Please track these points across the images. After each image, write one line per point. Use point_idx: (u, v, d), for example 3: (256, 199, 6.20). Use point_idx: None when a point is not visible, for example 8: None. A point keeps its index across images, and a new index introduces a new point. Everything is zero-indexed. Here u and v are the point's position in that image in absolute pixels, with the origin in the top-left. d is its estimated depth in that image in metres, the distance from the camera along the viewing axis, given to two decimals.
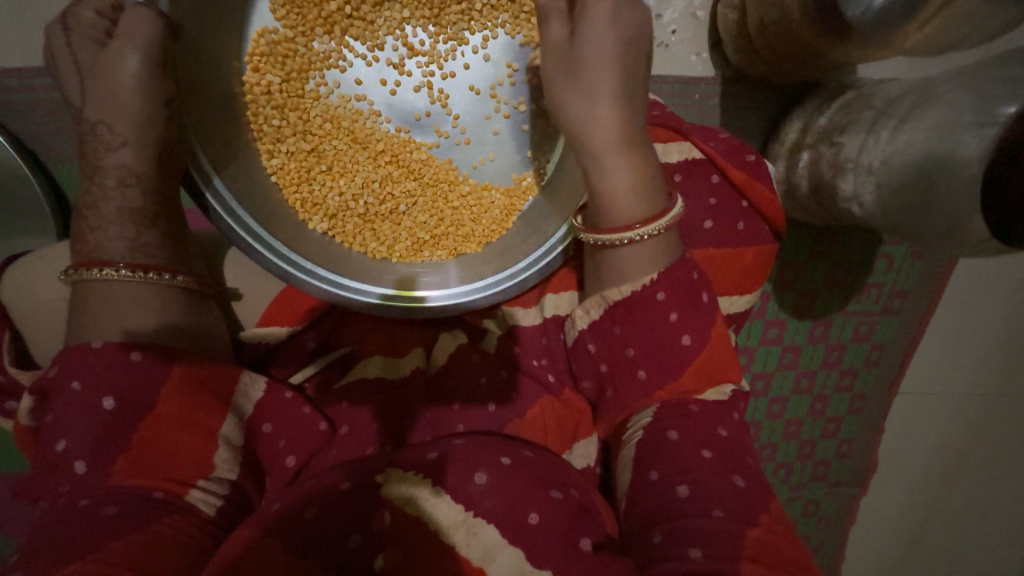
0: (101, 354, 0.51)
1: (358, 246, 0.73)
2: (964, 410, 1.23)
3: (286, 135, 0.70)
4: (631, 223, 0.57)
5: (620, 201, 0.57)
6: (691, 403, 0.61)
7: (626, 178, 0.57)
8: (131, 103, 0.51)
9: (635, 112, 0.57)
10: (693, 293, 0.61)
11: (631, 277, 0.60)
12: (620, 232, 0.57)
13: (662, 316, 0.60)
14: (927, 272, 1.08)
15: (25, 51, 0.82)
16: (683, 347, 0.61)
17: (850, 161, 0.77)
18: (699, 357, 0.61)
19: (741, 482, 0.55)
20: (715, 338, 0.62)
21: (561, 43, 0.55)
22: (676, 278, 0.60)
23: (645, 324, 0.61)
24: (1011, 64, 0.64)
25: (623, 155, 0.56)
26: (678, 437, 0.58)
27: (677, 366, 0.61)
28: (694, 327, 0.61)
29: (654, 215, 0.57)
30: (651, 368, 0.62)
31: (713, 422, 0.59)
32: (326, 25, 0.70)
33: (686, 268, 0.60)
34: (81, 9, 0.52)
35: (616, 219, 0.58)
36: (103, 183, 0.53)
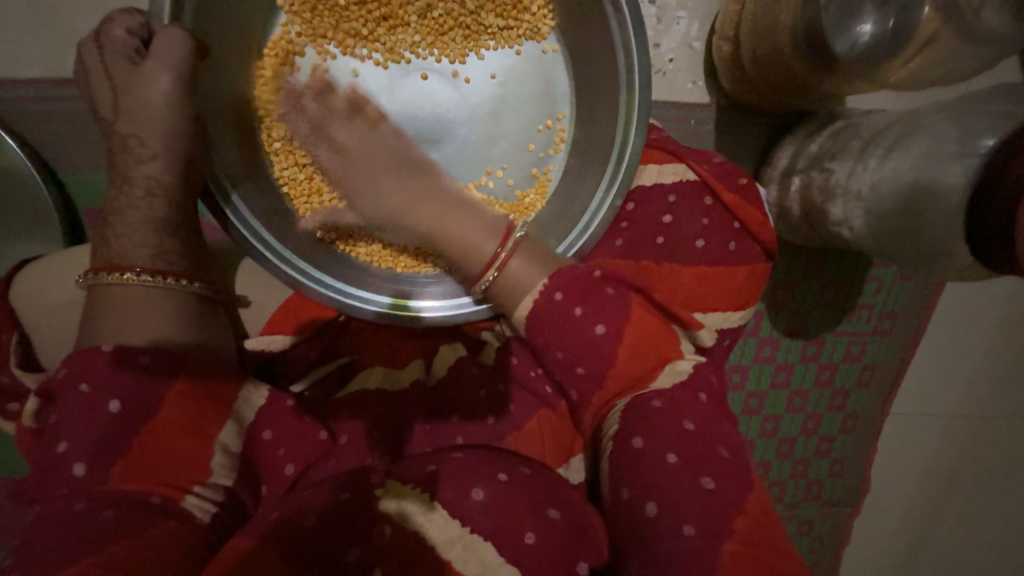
0: (110, 357, 0.52)
1: (363, 255, 0.74)
2: (954, 431, 1.25)
3: (296, 145, 0.72)
4: (488, 256, 0.61)
5: (470, 243, 0.61)
6: (652, 399, 0.59)
7: (462, 228, 0.62)
8: (164, 120, 0.54)
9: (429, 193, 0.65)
10: (593, 284, 0.61)
11: (529, 287, 0.61)
12: (485, 272, 0.61)
13: (568, 313, 0.60)
14: (915, 294, 1.11)
15: (45, 63, 0.84)
16: (603, 339, 0.60)
17: (840, 186, 0.81)
18: (626, 343, 0.60)
19: (710, 484, 0.53)
20: (634, 319, 0.61)
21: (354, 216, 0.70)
22: (567, 277, 0.61)
23: (559, 327, 0.60)
24: (991, 100, 0.68)
25: (447, 217, 0.63)
26: (642, 445, 0.56)
27: (609, 359, 0.61)
28: (606, 315, 0.60)
29: (501, 238, 0.61)
30: (587, 364, 0.61)
31: (678, 415, 0.57)
32: (340, 44, 0.72)
33: (577, 269, 0.62)
34: (111, 27, 0.55)
35: (478, 259, 0.61)
36: (132, 193, 0.55)
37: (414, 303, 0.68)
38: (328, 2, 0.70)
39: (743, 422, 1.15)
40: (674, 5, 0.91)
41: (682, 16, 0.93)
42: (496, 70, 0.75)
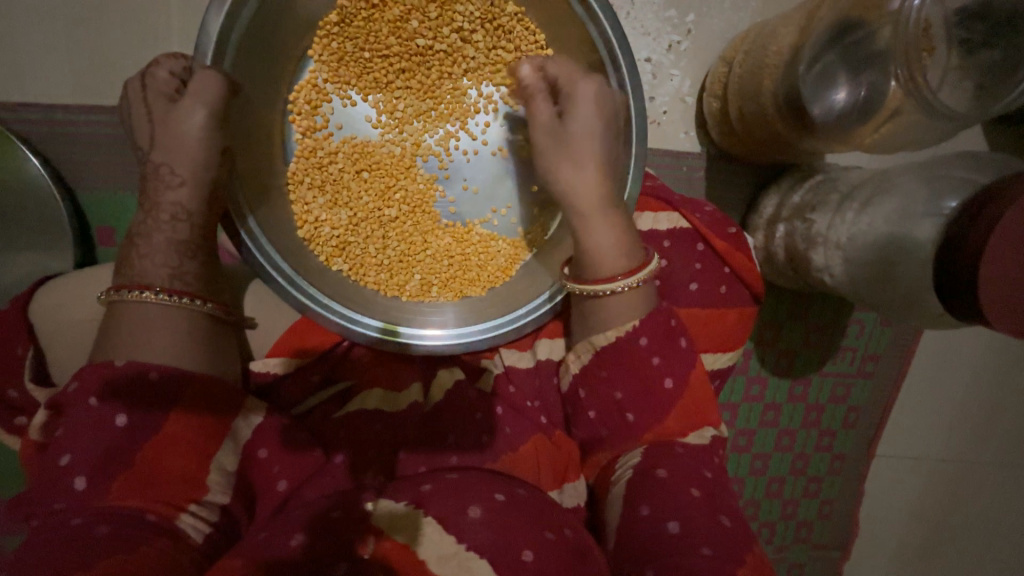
0: (123, 373, 0.54)
1: (371, 283, 0.79)
2: (939, 475, 1.27)
3: (314, 179, 0.77)
4: (615, 274, 0.64)
5: (607, 257, 0.64)
6: (677, 446, 0.66)
7: (611, 238, 0.64)
8: (196, 152, 0.58)
9: (613, 175, 0.66)
10: (673, 341, 0.68)
11: (615, 323, 0.66)
12: (604, 283, 0.64)
13: (646, 360, 0.66)
14: (895, 339, 1.16)
15: (73, 90, 0.88)
16: (667, 391, 0.67)
17: (820, 236, 0.87)
18: (679, 399, 0.68)
19: (726, 522, 0.58)
20: (694, 382, 0.69)
21: (544, 120, 0.67)
22: (659, 325, 0.66)
23: (633, 370, 0.66)
24: (954, 165, 0.74)
25: (600, 216, 0.64)
26: (666, 476, 0.62)
27: (662, 410, 0.68)
28: (674, 371, 0.68)
29: (638, 268, 0.64)
30: (638, 411, 0.68)
31: (700, 464, 0.65)
32: (360, 87, 0.78)
33: (665, 318, 0.67)
34: (157, 69, 0.60)
35: (601, 271, 0.65)
36: (158, 218, 0.58)
37: (411, 331, 0.71)
38: (353, 53, 0.76)
39: (732, 459, 1.17)
40: (668, 64, 0.98)
41: (676, 74, 0.99)
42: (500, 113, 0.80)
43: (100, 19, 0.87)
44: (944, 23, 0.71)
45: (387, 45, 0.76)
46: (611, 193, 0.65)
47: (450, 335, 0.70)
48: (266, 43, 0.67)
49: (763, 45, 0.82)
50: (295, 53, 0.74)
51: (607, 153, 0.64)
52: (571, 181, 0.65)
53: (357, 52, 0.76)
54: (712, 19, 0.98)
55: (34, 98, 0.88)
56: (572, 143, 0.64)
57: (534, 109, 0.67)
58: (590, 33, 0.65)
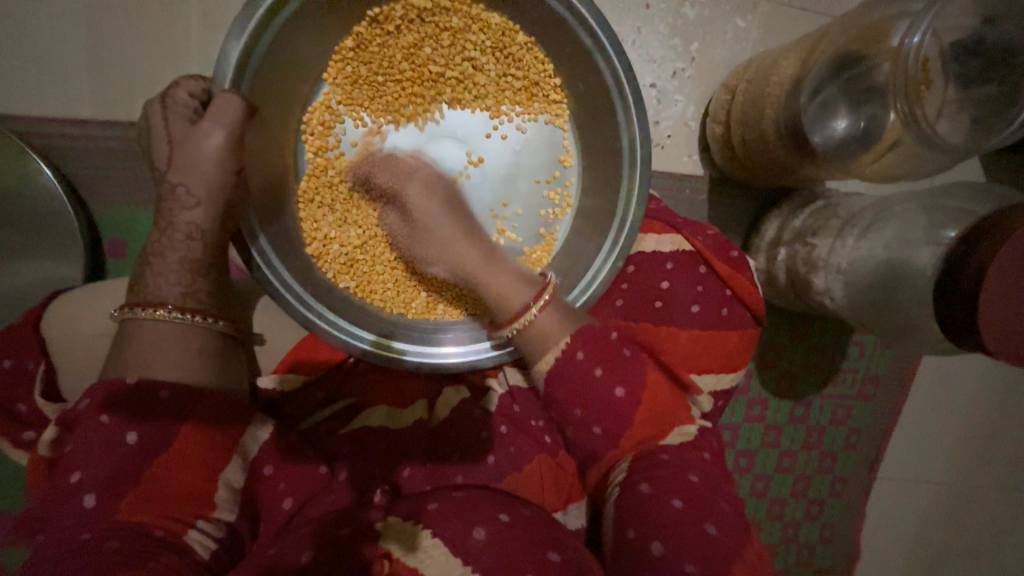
0: (134, 390, 0.54)
1: (378, 300, 0.80)
2: (941, 499, 1.27)
3: (323, 197, 0.79)
4: (522, 306, 0.67)
5: (505, 295, 0.68)
6: (660, 454, 0.63)
7: (502, 283, 0.69)
8: (212, 173, 0.59)
9: (479, 240, 0.74)
10: (614, 348, 0.67)
11: (552, 344, 0.66)
12: (515, 318, 0.67)
13: (584, 374, 0.65)
14: (895, 361, 1.17)
15: (91, 106, 0.90)
16: (621, 399, 0.66)
17: (822, 260, 0.88)
18: (642, 403, 0.66)
19: (712, 529, 0.57)
20: (652, 384, 0.67)
21: (398, 224, 0.77)
22: (589, 336, 0.66)
23: (579, 384, 0.66)
24: (952, 195, 0.76)
25: (489, 269, 0.70)
26: (649, 490, 0.60)
27: (625, 418, 0.66)
28: (624, 379, 0.66)
29: (537, 291, 0.67)
30: (605, 423, 0.66)
31: (683, 469, 0.62)
32: (371, 108, 0.80)
33: (597, 329, 0.67)
34: (177, 90, 0.62)
35: (508, 310, 0.68)
36: (173, 237, 0.59)
37: (415, 348, 0.72)
38: (366, 76, 0.78)
39: (734, 481, 1.17)
40: (672, 90, 1.01)
41: (679, 99, 1.02)
42: (508, 132, 0.82)
43: (119, 38, 0.89)
44: (940, 57, 0.73)
45: (399, 70, 0.78)
46: (487, 252, 0.72)
47: (482, 349, 0.72)
48: (283, 67, 0.69)
49: (766, 74, 0.85)
50: (310, 76, 0.76)
51: (465, 224, 0.74)
52: (450, 247, 0.72)
53: (370, 75, 0.78)
54: (714, 47, 1.01)
55: (53, 114, 0.90)
56: (434, 230, 0.73)
57: (388, 218, 0.78)
58: (597, 60, 0.67)
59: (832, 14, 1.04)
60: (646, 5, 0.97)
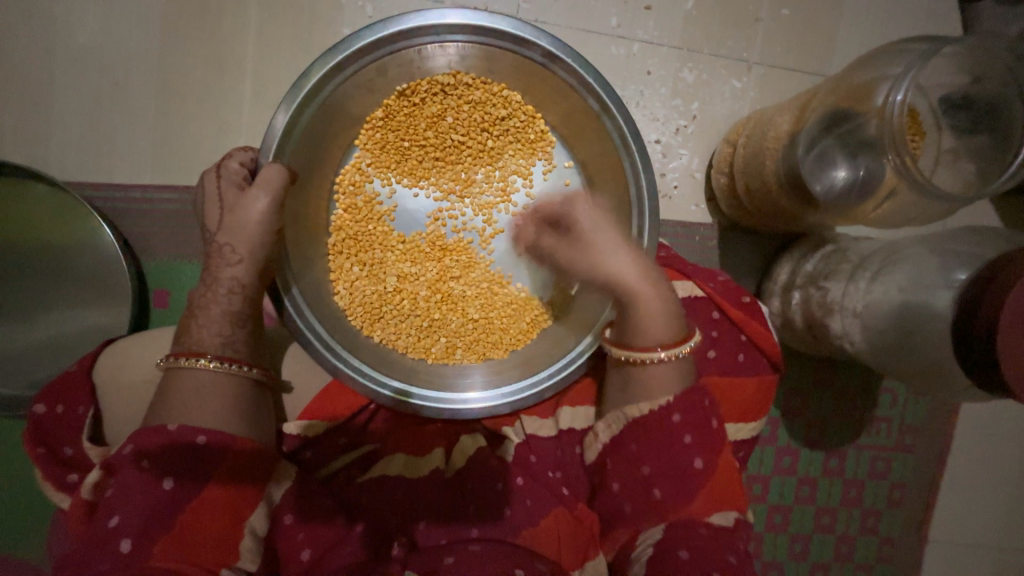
0: (173, 435, 0.58)
1: (400, 345, 0.84)
2: (1000, 563, 1.16)
3: (351, 249, 0.85)
4: (654, 346, 0.68)
5: (648, 327, 0.69)
6: (701, 526, 0.64)
7: (655, 311, 0.69)
8: (255, 233, 0.65)
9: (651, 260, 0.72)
10: (707, 422, 0.68)
11: (649, 397, 0.69)
12: (643, 351, 0.68)
13: (675, 436, 0.67)
14: (932, 409, 1.11)
15: (153, 174, 1.02)
16: (694, 471, 0.67)
17: (837, 303, 0.88)
18: (708, 481, 0.67)
19: None
20: (722, 465, 0.68)
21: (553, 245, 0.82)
22: (692, 401, 0.68)
23: (664, 446, 0.68)
24: (961, 239, 0.77)
25: (645, 289, 0.69)
26: (688, 558, 0.60)
27: (687, 489, 0.67)
28: (704, 451, 0.67)
29: (676, 344, 0.69)
30: (665, 488, 0.67)
31: (722, 546, 0.62)
32: (397, 170, 0.88)
33: (700, 397, 0.69)
34: (229, 160, 0.70)
35: (642, 340, 0.69)
36: (216, 290, 0.64)
37: (437, 394, 0.74)
38: (394, 142, 0.86)
39: (768, 540, 1.10)
40: (677, 144, 1.07)
41: (684, 153, 1.08)
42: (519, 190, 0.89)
43: (181, 116, 1.02)
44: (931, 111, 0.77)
45: (424, 138, 0.87)
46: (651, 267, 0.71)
47: (502, 394, 0.74)
48: (321, 137, 0.77)
49: (763, 130, 0.91)
50: (344, 144, 0.85)
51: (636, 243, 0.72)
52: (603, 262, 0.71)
53: (398, 142, 0.87)
54: (715, 106, 1.08)
55: (120, 181, 1.01)
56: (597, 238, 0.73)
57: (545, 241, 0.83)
58: (606, 123, 0.73)
59: (825, 71, 1.11)
60: (647, 72, 1.06)
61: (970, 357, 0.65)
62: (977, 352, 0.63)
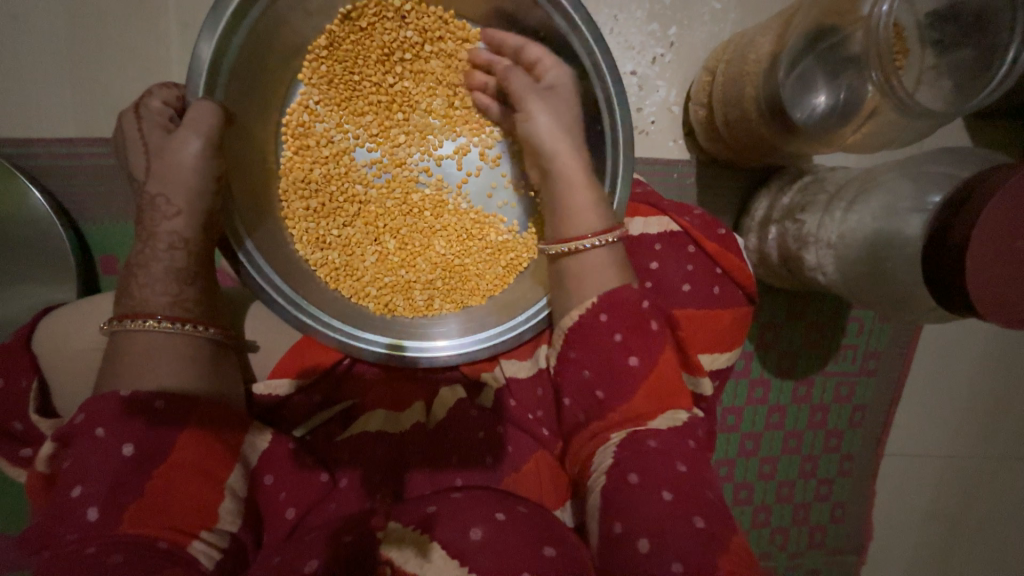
0: (128, 402, 0.54)
1: (372, 299, 0.80)
2: (950, 472, 1.26)
3: (309, 199, 0.79)
4: (583, 232, 0.68)
5: (577, 214, 0.68)
6: (648, 438, 0.64)
7: (581, 195, 0.68)
8: (190, 179, 0.59)
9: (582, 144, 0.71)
10: (640, 328, 0.68)
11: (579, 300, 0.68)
12: (570, 241, 0.68)
13: (607, 336, 0.67)
14: (895, 335, 1.16)
15: (76, 125, 0.90)
16: (632, 369, 0.67)
17: (812, 235, 0.87)
18: (649, 381, 0.67)
19: (700, 523, 0.56)
20: (663, 364, 0.68)
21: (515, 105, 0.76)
22: (617, 300, 0.67)
23: (602, 359, 0.68)
24: (936, 161, 0.76)
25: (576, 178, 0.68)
26: (638, 481, 0.60)
27: (629, 392, 0.67)
28: (640, 350, 0.67)
29: (605, 228, 0.67)
30: (607, 390, 0.67)
31: (672, 457, 0.62)
32: (351, 108, 0.80)
33: (630, 293, 0.68)
34: (150, 99, 0.62)
35: (570, 229, 0.69)
36: (155, 247, 0.59)
37: (409, 344, 0.72)
38: (342, 75, 0.78)
39: (740, 465, 1.17)
40: (653, 75, 1.01)
41: (661, 84, 1.02)
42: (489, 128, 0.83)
43: (99, 55, 0.89)
44: (914, 26, 0.73)
45: (377, 70, 0.79)
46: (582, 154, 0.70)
47: (478, 340, 0.73)
48: (258, 70, 0.69)
49: (742, 54, 0.86)
50: (286, 78, 0.76)
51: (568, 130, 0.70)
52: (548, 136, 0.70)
53: (347, 74, 0.78)
54: (693, 31, 1.01)
55: (37, 134, 0.90)
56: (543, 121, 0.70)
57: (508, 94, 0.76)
58: (573, 43, 0.67)
59: None
60: None
61: (940, 278, 0.65)
62: (947, 272, 0.64)
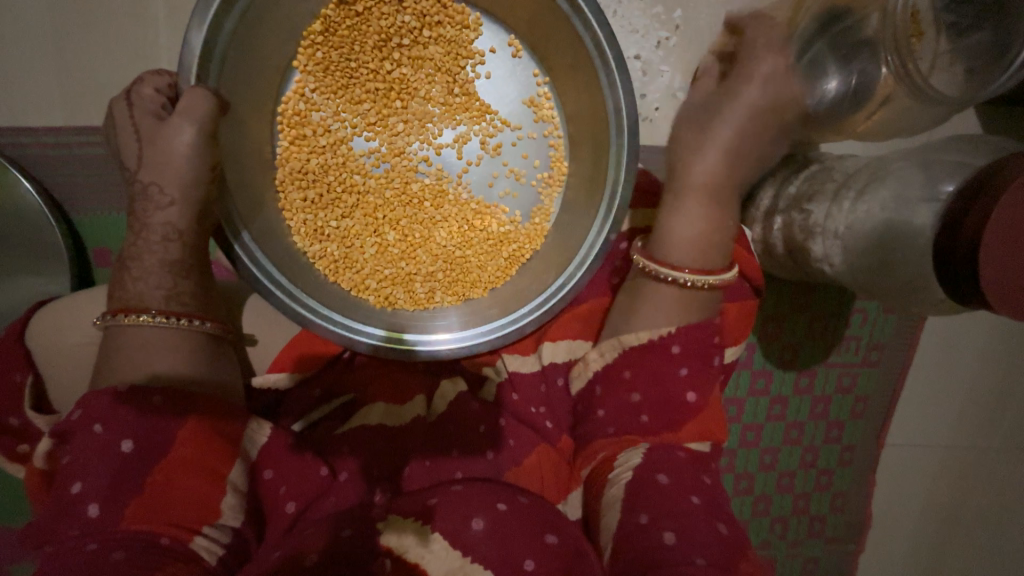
0: (125, 398, 0.54)
1: (371, 291, 0.79)
2: (950, 462, 1.27)
3: (307, 188, 0.77)
4: (684, 267, 0.68)
5: (685, 245, 0.68)
6: (681, 451, 0.67)
7: (691, 231, 0.68)
8: (182, 168, 0.57)
9: (728, 169, 0.69)
10: (705, 356, 0.71)
11: (653, 326, 0.70)
12: (669, 269, 0.68)
13: (674, 367, 0.69)
14: (900, 326, 1.15)
15: (65, 112, 0.88)
16: (688, 403, 0.69)
17: (819, 226, 0.84)
18: (699, 415, 0.70)
19: (724, 529, 0.58)
20: (711, 402, 0.71)
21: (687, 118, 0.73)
22: (694, 338, 0.70)
23: (660, 374, 0.69)
24: (948, 150, 0.75)
25: (699, 203, 0.69)
26: (668, 482, 0.61)
27: (676, 420, 0.69)
28: (699, 386, 0.70)
29: (710, 269, 0.68)
30: (652, 415, 0.69)
31: (700, 471, 0.65)
32: (347, 97, 0.78)
33: (706, 330, 0.70)
34: (142, 86, 0.60)
35: (675, 259, 0.69)
36: (149, 238, 0.58)
37: (411, 337, 0.71)
38: (338, 62, 0.76)
39: (740, 455, 1.17)
40: (658, 61, 0.98)
41: (665, 70, 0.99)
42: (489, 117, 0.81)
43: (86, 40, 0.86)
44: (930, 9, 0.70)
45: (373, 56, 0.77)
46: (714, 183, 0.69)
47: (480, 333, 0.72)
48: (251, 56, 0.67)
49: None
50: (280, 64, 0.74)
51: (747, 142, 0.68)
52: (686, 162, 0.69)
53: (342, 61, 0.76)
54: (699, 14, 0.98)
55: (25, 123, 0.87)
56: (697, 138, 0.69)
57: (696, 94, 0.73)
58: (574, 26, 0.65)
59: None
60: None
61: (949, 268, 0.63)
62: (955, 262, 0.62)
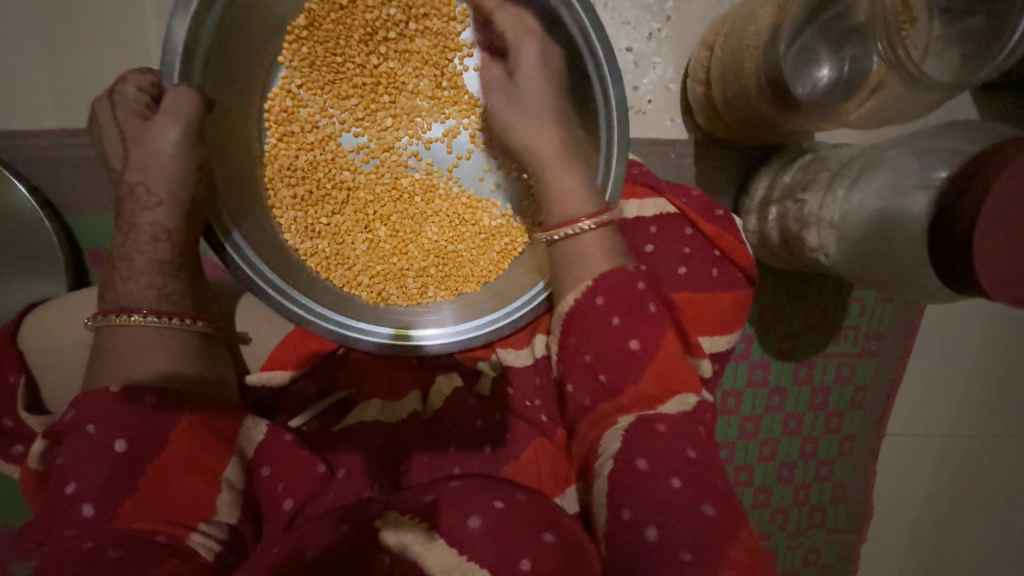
0: (116, 398, 0.54)
1: (362, 288, 0.79)
2: (951, 450, 1.26)
3: (296, 185, 0.77)
4: (577, 217, 0.68)
5: (568, 199, 0.68)
6: (658, 423, 0.64)
7: (571, 185, 0.68)
8: (169, 168, 0.57)
9: (576, 125, 0.70)
10: (636, 301, 0.68)
11: (572, 287, 0.69)
12: (565, 225, 0.68)
13: (606, 322, 0.67)
14: (899, 314, 1.14)
15: (55, 115, 0.88)
16: (632, 351, 0.67)
17: (812, 216, 0.85)
18: (653, 363, 0.68)
19: (710, 511, 0.56)
20: (664, 344, 0.69)
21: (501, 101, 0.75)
22: (615, 286, 0.67)
23: (594, 332, 0.67)
24: (942, 136, 0.74)
25: (566, 164, 0.69)
26: (648, 466, 0.60)
27: (632, 376, 0.67)
28: (639, 333, 0.68)
29: (597, 210, 0.68)
30: (611, 375, 0.68)
31: (682, 442, 0.62)
32: (335, 92, 0.78)
33: (629, 276, 0.68)
34: (125, 85, 0.60)
35: (562, 217, 0.69)
36: (137, 238, 0.58)
37: (414, 333, 0.72)
38: (325, 57, 0.75)
39: (739, 447, 1.17)
40: (649, 52, 0.97)
41: (657, 61, 0.98)
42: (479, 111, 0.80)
43: (76, 44, 0.86)
44: None
45: (360, 51, 0.76)
46: (569, 143, 0.70)
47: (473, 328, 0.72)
48: (236, 53, 0.66)
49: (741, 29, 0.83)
50: (266, 62, 0.73)
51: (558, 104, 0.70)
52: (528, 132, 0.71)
53: (329, 57, 0.76)
54: (690, 4, 0.97)
55: (16, 126, 0.87)
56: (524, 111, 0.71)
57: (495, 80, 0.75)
58: (566, 20, 0.63)
59: None
60: None
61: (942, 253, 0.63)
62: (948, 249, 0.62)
